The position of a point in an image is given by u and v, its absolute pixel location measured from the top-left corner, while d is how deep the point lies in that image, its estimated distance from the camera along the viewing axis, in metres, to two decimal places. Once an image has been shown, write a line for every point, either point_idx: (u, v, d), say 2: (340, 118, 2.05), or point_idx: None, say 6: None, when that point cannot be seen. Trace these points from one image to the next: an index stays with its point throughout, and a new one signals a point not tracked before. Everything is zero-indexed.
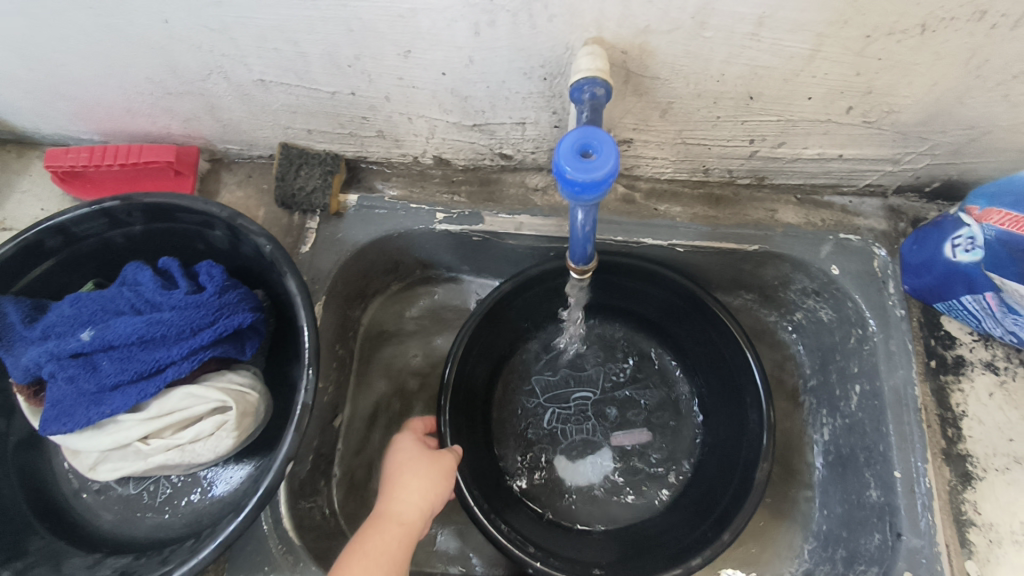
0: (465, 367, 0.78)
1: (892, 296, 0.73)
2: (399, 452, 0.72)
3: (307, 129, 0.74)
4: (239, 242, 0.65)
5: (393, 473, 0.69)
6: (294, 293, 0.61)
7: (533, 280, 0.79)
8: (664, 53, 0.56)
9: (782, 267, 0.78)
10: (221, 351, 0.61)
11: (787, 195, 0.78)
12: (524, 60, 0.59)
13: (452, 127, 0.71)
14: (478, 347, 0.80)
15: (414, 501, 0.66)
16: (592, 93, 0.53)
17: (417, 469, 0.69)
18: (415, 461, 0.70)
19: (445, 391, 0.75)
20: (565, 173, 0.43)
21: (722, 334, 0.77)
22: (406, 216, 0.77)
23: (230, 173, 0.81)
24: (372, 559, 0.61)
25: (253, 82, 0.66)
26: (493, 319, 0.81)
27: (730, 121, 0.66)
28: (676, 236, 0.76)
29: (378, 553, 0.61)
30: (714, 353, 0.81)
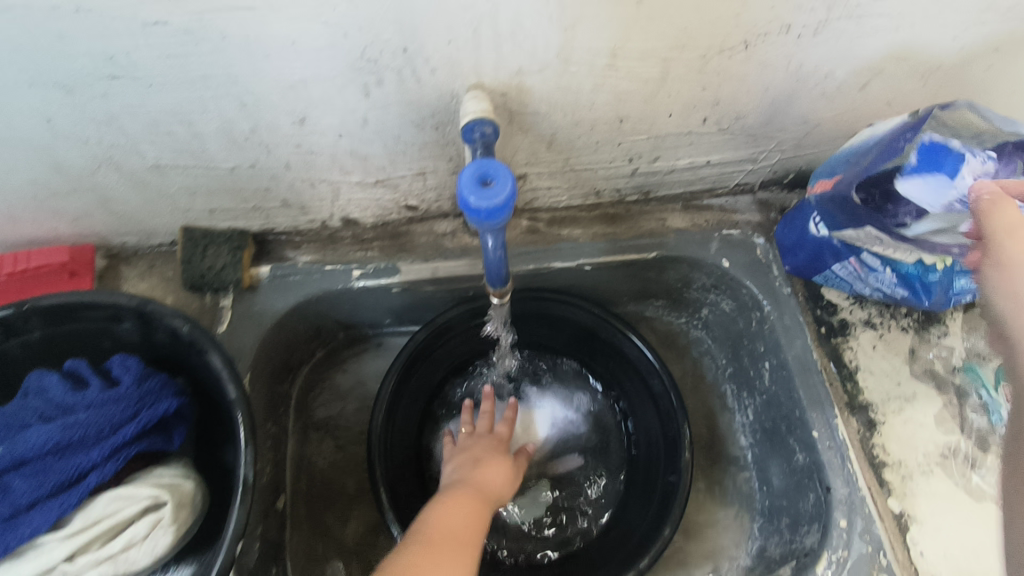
0: (388, 421, 0.77)
1: (777, 276, 0.82)
2: (476, 442, 0.78)
3: (208, 209, 0.74)
4: (152, 330, 0.63)
5: (496, 454, 0.77)
6: (219, 369, 0.60)
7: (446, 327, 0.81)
8: (538, 90, 0.62)
9: (681, 268, 0.86)
10: (148, 444, 0.59)
11: (672, 203, 0.87)
12: (414, 112, 0.63)
13: (355, 186, 0.74)
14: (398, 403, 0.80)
15: (492, 471, 0.73)
16: (482, 132, 0.58)
17: (472, 452, 0.76)
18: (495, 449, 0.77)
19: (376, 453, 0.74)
20: (469, 203, 0.47)
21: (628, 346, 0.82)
22: (321, 278, 0.78)
23: (130, 266, 0.78)
24: (455, 519, 0.60)
25: (147, 168, 0.66)
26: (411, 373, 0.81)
27: (609, 144, 0.73)
28: (581, 255, 0.82)
29: (455, 515, 0.61)
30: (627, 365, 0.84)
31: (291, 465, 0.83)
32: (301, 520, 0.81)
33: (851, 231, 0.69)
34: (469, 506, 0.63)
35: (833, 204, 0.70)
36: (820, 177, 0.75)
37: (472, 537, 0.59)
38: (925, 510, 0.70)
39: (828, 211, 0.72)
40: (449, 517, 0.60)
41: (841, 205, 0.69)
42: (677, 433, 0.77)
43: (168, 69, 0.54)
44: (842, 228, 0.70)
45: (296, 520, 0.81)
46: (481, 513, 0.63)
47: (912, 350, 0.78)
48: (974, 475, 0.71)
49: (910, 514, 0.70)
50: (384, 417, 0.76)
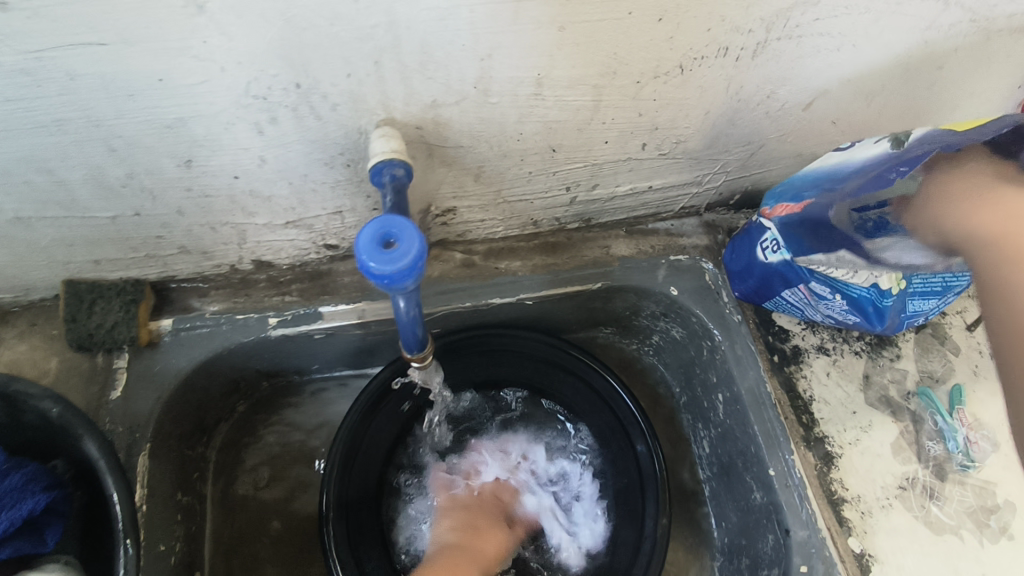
0: (344, 475, 0.73)
1: (726, 303, 0.78)
2: (474, 507, 0.80)
3: (93, 260, 0.65)
4: (19, 411, 0.54)
5: (489, 515, 0.80)
6: (98, 458, 0.53)
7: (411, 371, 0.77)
8: (458, 122, 0.56)
9: (628, 297, 0.81)
10: (13, 550, 0.50)
11: (616, 229, 0.82)
12: (319, 151, 0.56)
13: (264, 228, 0.66)
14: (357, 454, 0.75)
15: (491, 534, 0.78)
16: (393, 175, 0.51)
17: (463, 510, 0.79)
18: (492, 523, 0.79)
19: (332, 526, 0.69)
20: (370, 269, 0.40)
21: (591, 381, 0.80)
22: (232, 330, 0.70)
23: (7, 325, 0.69)
24: None
25: (8, 221, 0.57)
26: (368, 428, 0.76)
27: (542, 174, 0.67)
28: (521, 290, 0.76)
29: None
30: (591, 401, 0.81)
31: (208, 537, 0.75)
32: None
33: (822, 257, 0.64)
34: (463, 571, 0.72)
35: (805, 229, 0.66)
36: (780, 199, 0.68)
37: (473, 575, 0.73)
38: (886, 549, 0.66)
39: (795, 236, 0.67)
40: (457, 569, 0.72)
41: (817, 232, 0.65)
42: (651, 470, 0.75)
43: (10, 113, 0.45)
44: (811, 253, 0.65)
45: None
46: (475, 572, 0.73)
47: (865, 376, 0.75)
48: (933, 507, 0.68)
49: (871, 553, 0.66)
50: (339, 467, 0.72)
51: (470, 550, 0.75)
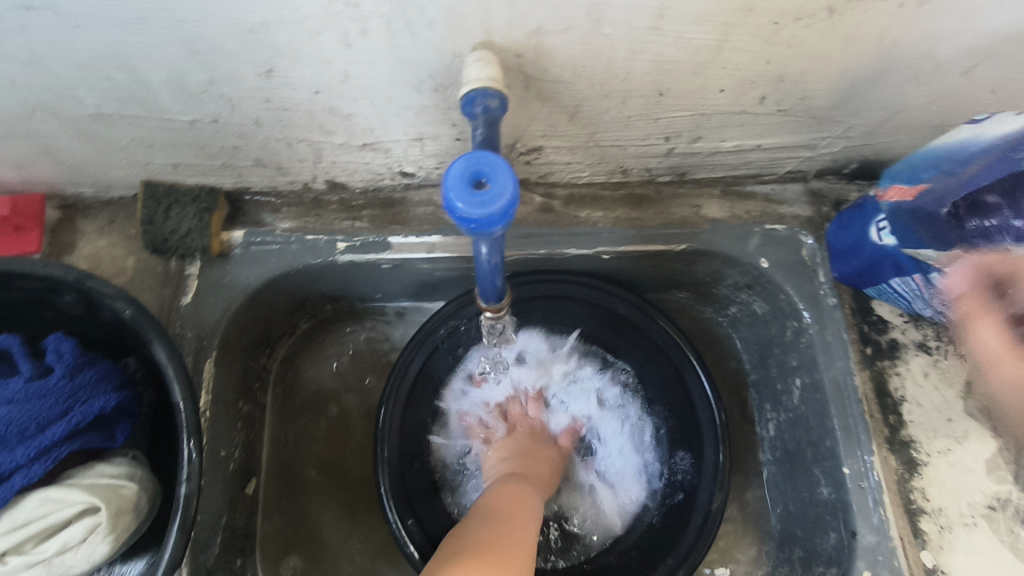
0: (404, 404, 0.74)
1: (823, 284, 0.71)
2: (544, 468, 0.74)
3: (171, 164, 0.64)
4: (96, 307, 0.55)
5: (545, 451, 0.76)
6: (166, 364, 0.52)
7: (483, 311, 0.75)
8: (562, 53, 0.50)
9: (713, 264, 0.75)
10: (84, 443, 0.52)
11: (710, 188, 0.75)
12: (408, 71, 0.52)
13: (340, 148, 0.63)
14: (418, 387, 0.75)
15: (539, 465, 0.74)
16: (485, 105, 0.46)
17: (511, 441, 0.76)
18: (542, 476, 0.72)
19: (383, 453, 0.71)
20: (457, 210, 0.37)
21: (665, 345, 0.76)
22: (301, 249, 0.69)
23: (87, 218, 0.69)
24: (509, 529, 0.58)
25: (91, 116, 0.56)
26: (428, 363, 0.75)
27: (642, 119, 0.61)
28: (600, 243, 0.72)
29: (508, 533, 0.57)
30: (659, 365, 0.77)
31: (267, 445, 0.77)
32: (274, 507, 0.75)
33: (933, 253, 0.58)
34: (521, 496, 0.65)
35: (914, 219, 0.60)
36: (895, 180, 0.62)
37: (533, 503, 0.65)
38: (963, 569, 0.61)
39: (903, 224, 0.60)
40: (514, 493, 0.65)
41: (926, 222, 0.59)
42: (712, 447, 0.72)
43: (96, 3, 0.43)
44: (921, 248, 0.59)
45: (269, 504, 0.75)
46: (532, 501, 0.65)
47: None
48: None
49: (945, 570, 0.61)
50: (400, 399, 0.73)
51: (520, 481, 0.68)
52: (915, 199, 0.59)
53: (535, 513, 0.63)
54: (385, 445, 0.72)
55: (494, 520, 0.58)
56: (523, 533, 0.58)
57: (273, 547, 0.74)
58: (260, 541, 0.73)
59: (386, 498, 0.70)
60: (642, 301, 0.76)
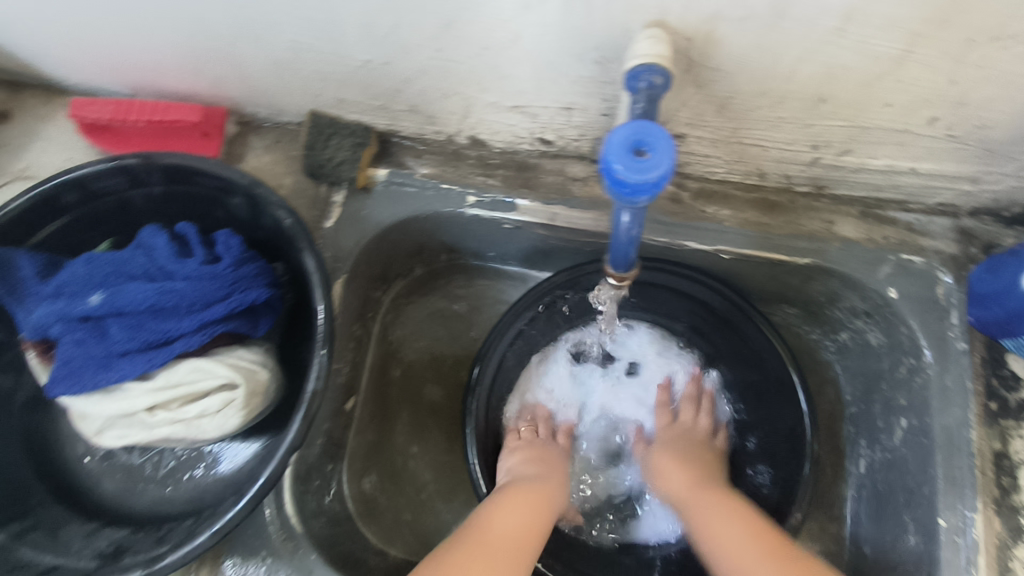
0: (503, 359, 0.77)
1: (953, 326, 0.67)
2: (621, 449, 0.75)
3: (338, 98, 0.70)
4: (260, 212, 0.62)
5: (557, 459, 0.73)
6: (312, 272, 0.58)
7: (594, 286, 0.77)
8: (732, 43, 0.50)
9: (831, 284, 0.72)
10: (233, 327, 0.59)
11: (848, 206, 0.72)
12: (575, 41, 0.54)
13: (491, 107, 0.66)
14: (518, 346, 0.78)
15: (562, 476, 0.71)
16: (650, 82, 0.48)
17: (537, 447, 0.73)
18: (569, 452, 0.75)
19: (473, 403, 0.74)
20: (613, 172, 0.39)
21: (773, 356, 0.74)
22: (435, 196, 0.74)
23: (258, 136, 0.77)
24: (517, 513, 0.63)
25: (284, 45, 0.62)
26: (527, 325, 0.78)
27: (794, 123, 0.60)
28: (722, 241, 0.71)
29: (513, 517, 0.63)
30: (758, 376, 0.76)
31: (369, 370, 0.82)
32: (366, 426, 0.80)
33: None
34: (529, 505, 0.65)
35: None
36: None
37: (545, 508, 0.66)
38: None
39: None
40: (524, 500, 0.65)
41: None
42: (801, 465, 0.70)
43: None
44: None
45: (361, 422, 0.80)
46: (543, 506, 0.65)
47: None
48: None
49: None
50: (500, 353, 0.77)
51: (542, 484, 0.68)
52: None
53: (540, 527, 0.63)
54: (476, 396, 0.75)
55: (476, 536, 0.59)
56: (506, 552, 0.59)
57: (357, 461, 0.78)
58: (352, 454, 0.78)
59: (470, 441, 0.74)
60: (753, 308, 0.75)
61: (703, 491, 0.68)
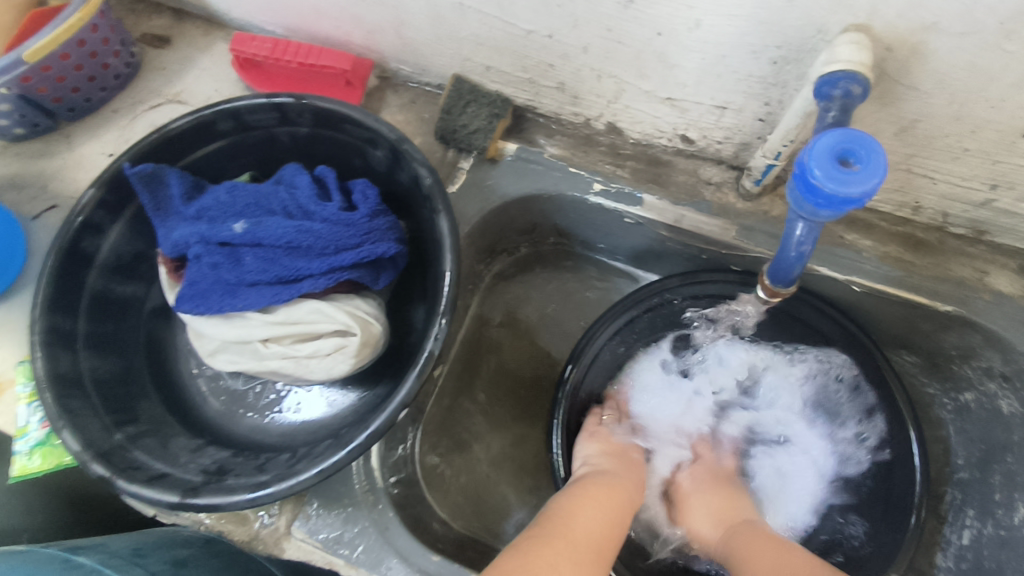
0: (599, 354, 0.74)
1: None
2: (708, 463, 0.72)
3: (486, 65, 0.70)
4: (399, 167, 0.62)
5: (631, 463, 0.69)
6: (444, 235, 0.57)
7: (707, 295, 0.72)
8: (940, 59, 0.46)
9: (969, 338, 0.67)
10: (359, 276, 0.59)
11: (1005, 257, 0.66)
12: (760, 35, 0.51)
13: (642, 95, 0.64)
14: (617, 344, 0.75)
15: (632, 479, 0.67)
16: (846, 90, 0.45)
17: (612, 441, 0.71)
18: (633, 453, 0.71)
19: (564, 396, 0.72)
20: (813, 177, 0.36)
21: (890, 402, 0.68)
22: (561, 178, 0.72)
23: (395, 93, 0.78)
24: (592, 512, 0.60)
25: (450, 4, 0.62)
26: (633, 325, 0.74)
27: (978, 156, 0.55)
28: (857, 272, 0.67)
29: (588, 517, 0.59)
30: (867, 421, 0.70)
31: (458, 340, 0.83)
32: (447, 395, 0.81)
33: None
34: (604, 505, 0.61)
35: None
36: None
37: (621, 505, 0.62)
38: None
39: None
40: (600, 498, 0.61)
41: None
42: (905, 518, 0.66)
43: None
44: None
45: (444, 391, 0.81)
46: (619, 504, 0.62)
47: None
48: None
49: None
50: (599, 347, 0.74)
51: (614, 483, 0.64)
52: None
53: (617, 527, 0.60)
54: (568, 390, 0.73)
55: (560, 526, 0.56)
56: (589, 547, 0.55)
57: (436, 426, 0.79)
58: (432, 420, 0.79)
59: (557, 429, 0.71)
60: (874, 346, 0.69)
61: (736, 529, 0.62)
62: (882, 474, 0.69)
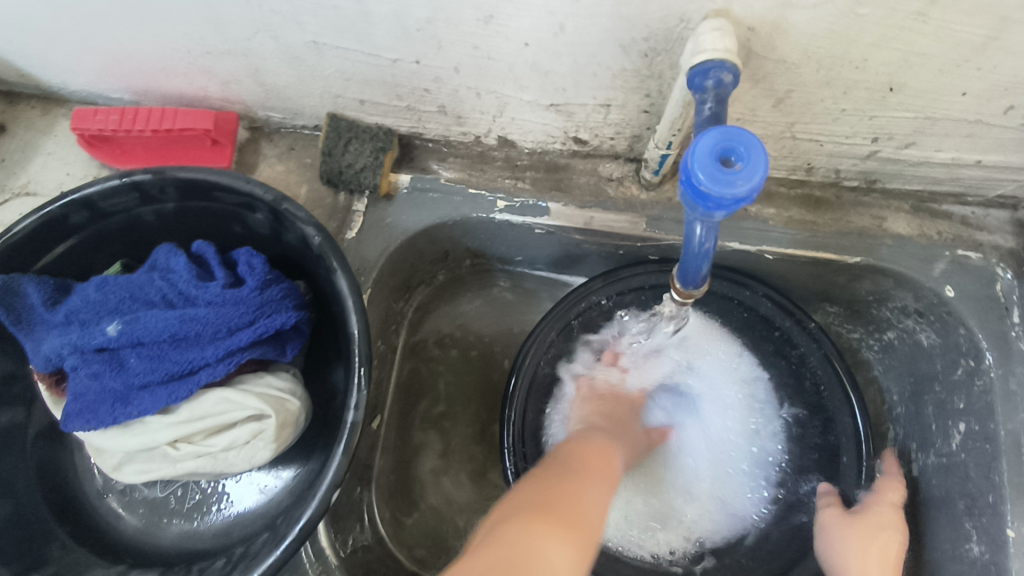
0: (538, 371, 0.71)
1: (1015, 324, 0.64)
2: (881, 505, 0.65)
3: (360, 99, 0.66)
4: (284, 228, 0.57)
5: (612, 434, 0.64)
6: (343, 292, 0.53)
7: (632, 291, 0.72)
8: (801, 31, 0.46)
9: (882, 282, 0.69)
10: (261, 353, 0.55)
11: (899, 200, 0.69)
12: (624, 30, 0.49)
13: (526, 105, 0.62)
14: (556, 356, 0.72)
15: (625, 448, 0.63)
16: (718, 80, 0.44)
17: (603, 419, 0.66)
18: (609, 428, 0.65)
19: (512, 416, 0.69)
20: (698, 183, 0.35)
21: (827, 357, 0.69)
22: (463, 202, 0.69)
23: (270, 143, 0.73)
24: (585, 479, 0.52)
25: (305, 44, 0.57)
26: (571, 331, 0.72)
27: (856, 115, 0.56)
28: (766, 241, 0.67)
29: (584, 482, 0.51)
30: (813, 389, 0.70)
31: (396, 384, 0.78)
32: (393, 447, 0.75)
33: None
34: (599, 474, 0.54)
35: None
36: None
37: (611, 476, 0.55)
38: None
39: None
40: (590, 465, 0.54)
41: None
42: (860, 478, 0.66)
43: None
44: None
45: (389, 442, 0.76)
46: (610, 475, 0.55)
47: None
48: None
49: None
50: (537, 362, 0.71)
51: (594, 448, 0.58)
52: None
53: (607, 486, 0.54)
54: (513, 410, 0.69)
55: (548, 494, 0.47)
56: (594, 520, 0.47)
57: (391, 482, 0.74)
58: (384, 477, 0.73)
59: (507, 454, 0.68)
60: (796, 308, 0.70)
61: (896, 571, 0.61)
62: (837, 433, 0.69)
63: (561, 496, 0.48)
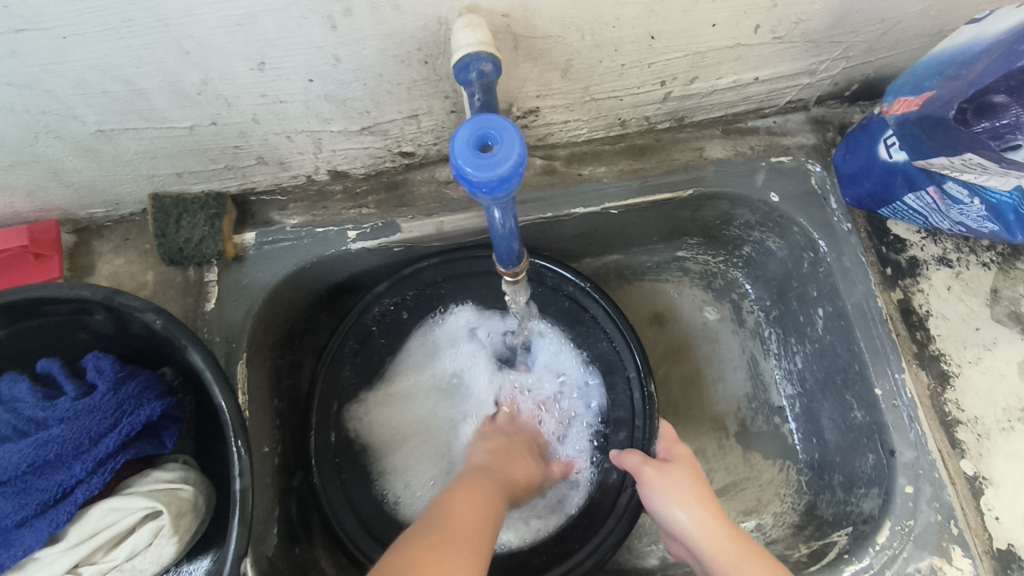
0: (343, 383, 0.75)
1: (835, 211, 0.70)
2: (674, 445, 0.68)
3: (176, 173, 0.65)
4: (126, 322, 0.56)
5: (515, 448, 0.71)
6: (202, 368, 0.52)
7: (460, 274, 0.76)
8: (548, 8, 0.50)
9: (720, 206, 0.74)
10: (137, 451, 0.54)
11: (710, 129, 0.74)
12: (394, 45, 0.51)
13: (339, 136, 0.63)
14: (360, 365, 0.76)
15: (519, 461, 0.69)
16: (480, 71, 0.47)
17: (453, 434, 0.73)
18: (508, 447, 0.70)
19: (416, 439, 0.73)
20: (467, 175, 0.37)
21: (596, 317, 0.76)
22: (314, 242, 0.69)
23: (102, 240, 0.71)
24: (474, 508, 0.56)
25: (92, 135, 0.57)
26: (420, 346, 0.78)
27: (637, 66, 0.60)
28: (606, 198, 0.71)
29: (473, 509, 0.56)
30: (601, 343, 0.76)
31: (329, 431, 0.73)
32: (337, 489, 0.71)
33: (945, 159, 0.55)
34: (484, 499, 0.59)
35: (920, 127, 0.57)
36: (900, 94, 0.60)
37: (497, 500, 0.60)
38: (1002, 472, 0.63)
39: (913, 136, 0.58)
40: (472, 491, 0.59)
41: (931, 126, 0.56)
42: (641, 404, 0.72)
43: (79, 14, 0.43)
44: (933, 156, 0.56)
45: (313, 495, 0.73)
46: (496, 502, 0.60)
47: (994, 290, 0.68)
48: None
49: (986, 476, 0.63)
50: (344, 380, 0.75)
51: (490, 479, 0.63)
52: (920, 107, 0.57)
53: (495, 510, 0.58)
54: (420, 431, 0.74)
55: (435, 536, 0.51)
56: (476, 540, 0.52)
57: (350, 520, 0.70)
58: (334, 516, 0.70)
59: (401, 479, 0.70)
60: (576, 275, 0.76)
61: (687, 490, 0.61)
62: (618, 369, 0.75)
63: (450, 530, 0.52)
